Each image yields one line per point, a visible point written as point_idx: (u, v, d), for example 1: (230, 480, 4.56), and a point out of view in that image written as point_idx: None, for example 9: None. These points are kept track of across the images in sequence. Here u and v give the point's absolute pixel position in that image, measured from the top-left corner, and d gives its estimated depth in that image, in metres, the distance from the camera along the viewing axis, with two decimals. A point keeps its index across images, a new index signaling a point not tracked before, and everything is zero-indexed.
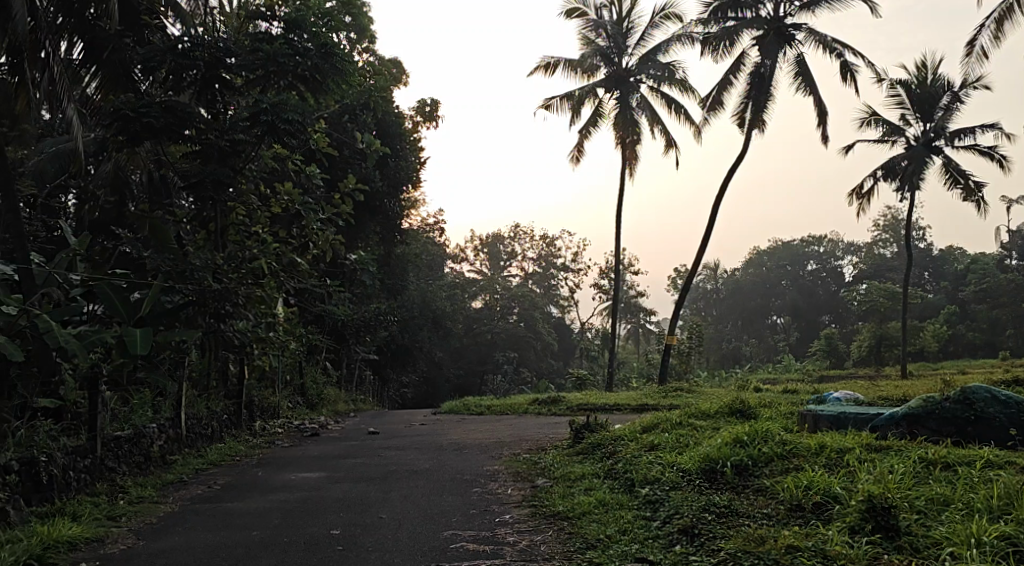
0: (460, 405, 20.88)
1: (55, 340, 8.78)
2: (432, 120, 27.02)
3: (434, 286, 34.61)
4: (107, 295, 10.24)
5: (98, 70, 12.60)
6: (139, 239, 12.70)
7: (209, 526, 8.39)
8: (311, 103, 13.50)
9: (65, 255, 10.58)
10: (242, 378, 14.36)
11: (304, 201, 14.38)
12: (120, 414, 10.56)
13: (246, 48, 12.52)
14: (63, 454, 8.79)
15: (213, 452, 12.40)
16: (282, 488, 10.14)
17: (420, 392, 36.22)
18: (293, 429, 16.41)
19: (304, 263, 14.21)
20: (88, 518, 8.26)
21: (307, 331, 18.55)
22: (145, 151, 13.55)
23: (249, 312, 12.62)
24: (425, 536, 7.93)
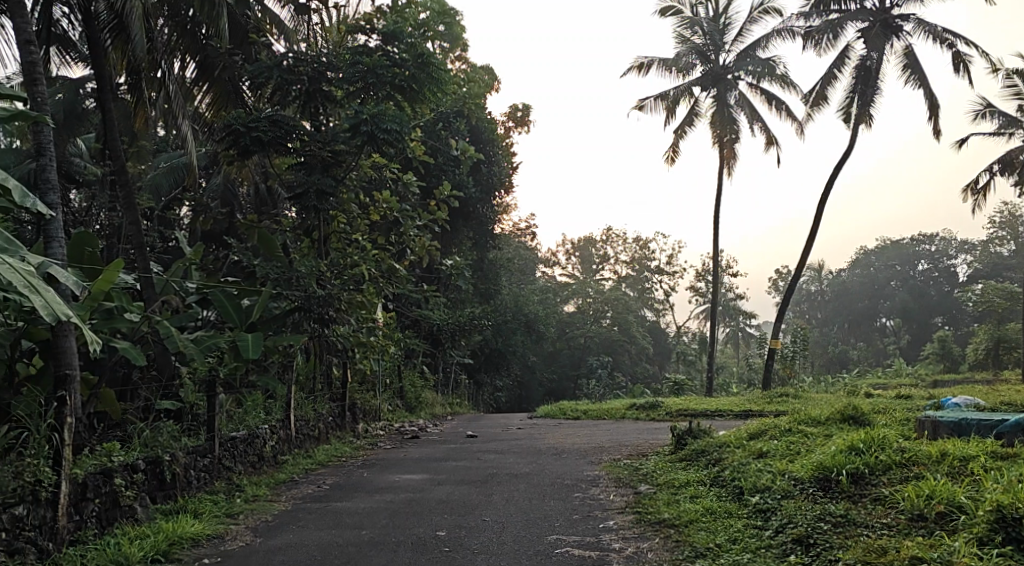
0: (557, 409, 20.88)
1: (176, 345, 9.19)
2: (524, 125, 27.16)
3: (527, 292, 34.75)
4: (221, 301, 10.59)
5: (209, 87, 13.07)
6: (248, 249, 13.11)
7: (321, 525, 8.60)
8: (410, 112, 13.70)
9: (181, 264, 11.01)
10: (346, 381, 14.67)
11: (402, 208, 14.61)
12: (235, 415, 10.92)
13: (346, 61, 12.79)
14: (185, 454, 9.15)
15: (320, 452, 12.71)
16: (388, 489, 10.32)
17: (515, 396, 36.32)
18: (394, 432, 16.67)
19: (404, 269, 14.43)
20: (209, 515, 8.58)
21: (405, 336, 18.82)
22: (252, 163, 14.01)
23: (352, 317, 12.88)
24: (530, 540, 7.98)
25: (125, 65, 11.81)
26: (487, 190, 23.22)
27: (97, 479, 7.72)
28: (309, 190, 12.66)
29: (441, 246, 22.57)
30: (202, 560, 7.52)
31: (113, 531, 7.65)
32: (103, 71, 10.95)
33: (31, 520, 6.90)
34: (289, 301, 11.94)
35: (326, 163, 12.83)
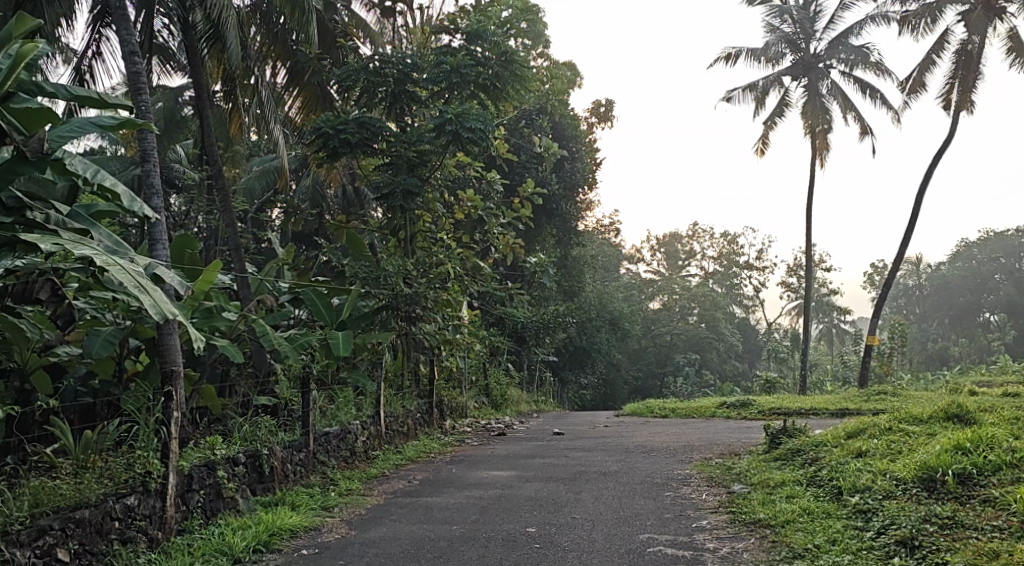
0: (643, 407, 20.72)
1: (271, 343, 9.41)
2: (608, 121, 27.03)
3: (612, 289, 34.61)
4: (313, 300, 10.76)
5: (300, 91, 13.31)
6: (337, 249, 13.33)
7: (414, 519, 8.69)
8: (494, 110, 13.72)
9: (275, 265, 11.26)
10: (433, 378, 14.81)
11: (487, 206, 14.67)
12: (328, 412, 11.11)
13: (431, 62, 12.89)
14: (281, 448, 9.37)
15: (410, 448, 12.86)
16: (477, 485, 10.38)
17: (600, 394, 36.20)
18: (481, 429, 16.75)
19: (489, 267, 14.47)
20: (306, 507, 8.76)
21: (491, 334, 18.91)
22: (340, 164, 14.26)
23: (438, 315, 12.98)
24: (621, 538, 7.93)
25: (220, 72, 12.12)
26: (571, 187, 23.18)
27: (202, 471, 7.96)
28: (395, 190, 12.77)
29: (525, 244, 22.60)
30: (301, 551, 7.65)
31: (217, 522, 7.88)
32: (200, 79, 11.24)
33: (142, 510, 7.09)
34: (377, 300, 12.10)
35: (412, 163, 12.95)
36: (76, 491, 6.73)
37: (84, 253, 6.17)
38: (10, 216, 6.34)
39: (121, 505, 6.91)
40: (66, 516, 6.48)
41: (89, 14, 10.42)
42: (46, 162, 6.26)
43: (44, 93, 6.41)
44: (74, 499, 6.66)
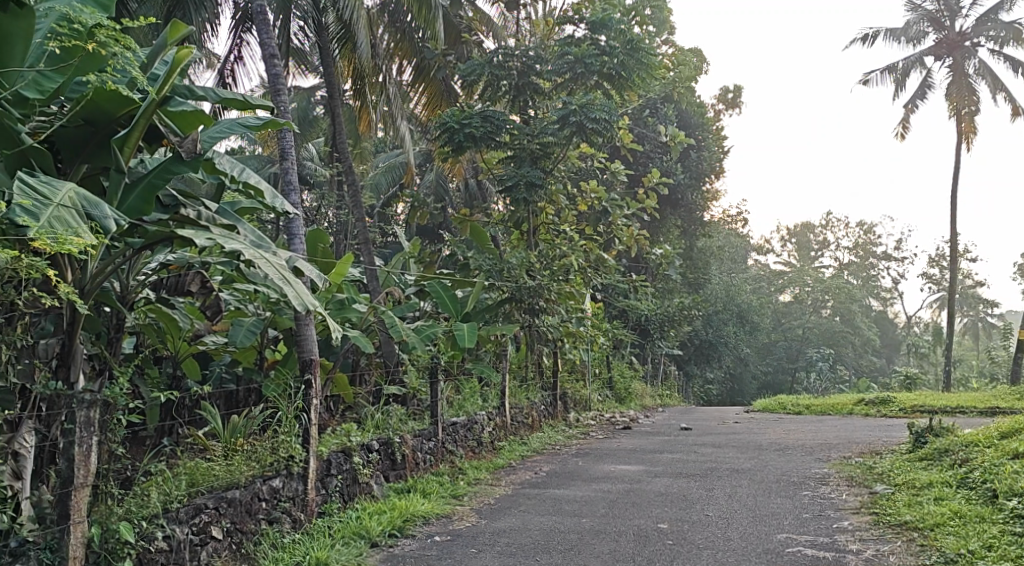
0: (774, 403, 20.13)
1: (401, 334, 9.52)
2: (736, 107, 26.44)
3: (740, 281, 33.87)
4: (438, 292, 10.75)
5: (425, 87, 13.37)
6: (462, 242, 13.40)
7: (542, 510, 8.66)
8: (619, 99, 13.52)
9: (402, 258, 11.41)
10: (557, 370, 14.75)
11: (611, 197, 14.49)
12: (455, 402, 11.19)
13: (555, 53, 12.79)
14: (412, 436, 9.49)
15: (535, 439, 12.83)
16: (606, 479, 10.28)
17: (726, 389, 35.49)
18: (606, 422, 16.61)
19: (613, 259, 14.32)
20: (436, 496, 8.83)
21: (615, 327, 18.70)
22: (465, 157, 14.35)
23: (562, 308, 12.91)
24: (757, 537, 7.70)
25: (349, 70, 12.33)
26: (698, 177, 22.72)
27: (339, 457, 8.13)
28: (518, 182, 12.71)
29: (651, 236, 22.27)
30: (434, 537, 7.70)
31: (354, 506, 8.04)
32: (332, 78, 11.47)
33: (286, 492, 7.27)
34: (501, 291, 12.12)
35: (535, 155, 12.91)
36: (227, 472, 6.90)
37: (234, 248, 6.29)
38: (166, 212, 6.44)
39: (268, 487, 7.09)
40: (218, 495, 6.59)
41: (231, 19, 10.78)
42: (198, 161, 6.22)
43: (195, 97, 6.55)
44: (226, 480, 6.83)
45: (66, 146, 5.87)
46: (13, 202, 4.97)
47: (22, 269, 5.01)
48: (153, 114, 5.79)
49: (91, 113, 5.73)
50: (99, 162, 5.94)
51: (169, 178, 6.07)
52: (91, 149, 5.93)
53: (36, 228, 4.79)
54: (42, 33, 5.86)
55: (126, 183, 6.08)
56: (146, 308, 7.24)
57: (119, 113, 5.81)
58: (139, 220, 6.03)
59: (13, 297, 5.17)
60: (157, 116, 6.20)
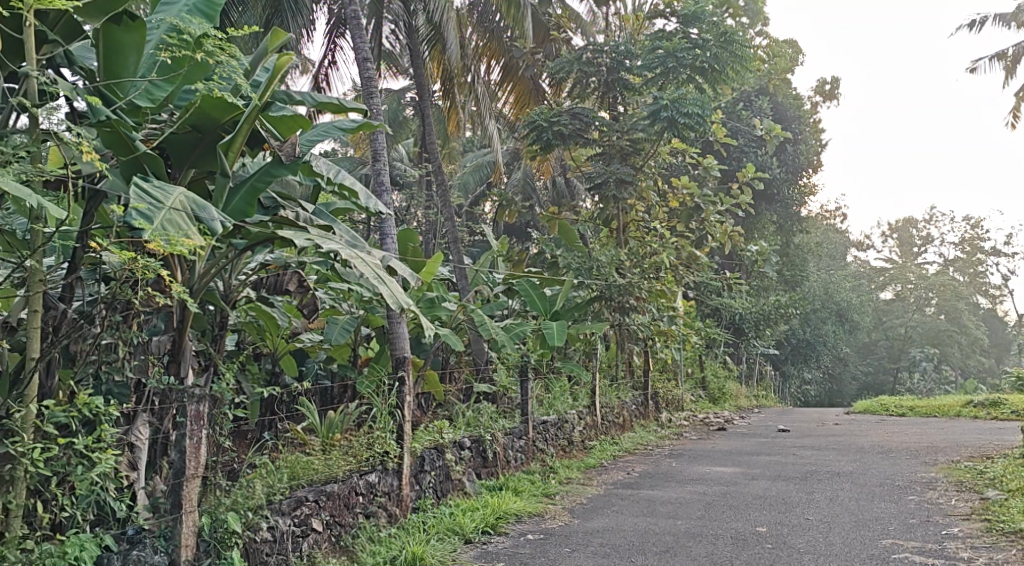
0: (877, 404, 19.58)
1: (490, 333, 9.57)
2: (833, 98, 25.83)
3: (839, 279, 33.03)
4: (527, 291, 10.67)
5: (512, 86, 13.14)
6: (551, 241, 13.39)
7: (636, 511, 8.60)
8: (711, 92, 13.30)
9: (491, 257, 11.46)
10: (648, 370, 14.61)
11: (704, 193, 14.30)
12: (545, 400, 11.20)
13: (645, 47, 12.59)
14: (503, 434, 9.54)
15: (627, 439, 12.74)
16: (701, 480, 10.15)
17: (825, 390, 34.67)
18: (699, 423, 16.40)
19: (706, 256, 14.13)
20: (528, 494, 8.85)
21: (708, 326, 18.44)
22: (554, 155, 14.35)
23: (653, 306, 12.79)
24: (861, 542, 7.51)
25: (439, 71, 12.39)
26: (794, 171, 22.25)
27: (432, 453, 8.24)
28: (608, 180, 12.64)
29: (745, 232, 21.89)
30: (527, 535, 7.71)
31: (448, 502, 8.12)
32: (421, 80, 11.60)
33: (381, 487, 7.39)
34: (590, 290, 12.06)
35: (625, 152, 12.78)
36: (326, 466, 7.06)
37: (332, 247, 6.29)
38: (267, 214, 6.63)
39: (364, 481, 7.21)
40: (318, 489, 6.73)
41: (328, 24, 11.03)
42: (298, 163, 6.37)
43: (294, 102, 6.69)
44: (325, 473, 6.98)
45: (176, 152, 6.07)
46: (129, 206, 5.17)
47: (138, 270, 5.18)
48: (255, 119, 5.94)
49: (198, 120, 5.90)
50: (205, 167, 6.12)
51: (270, 181, 6.24)
52: (198, 154, 6.11)
53: (151, 230, 4.96)
54: (154, 44, 6.09)
55: (230, 186, 6.26)
56: (247, 306, 7.38)
57: (224, 120, 5.96)
58: (243, 222, 6.21)
59: (130, 296, 5.31)
60: (259, 121, 6.37)
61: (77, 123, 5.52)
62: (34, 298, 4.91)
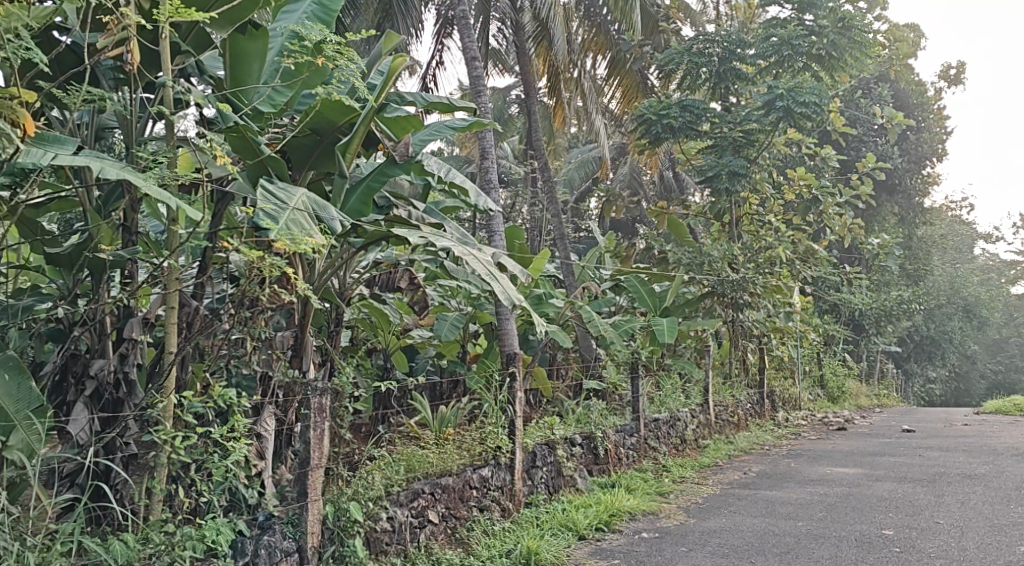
0: (1009, 405, 18.75)
1: (599, 329, 9.57)
2: (959, 84, 24.84)
3: (966, 273, 31.75)
4: (636, 287, 10.63)
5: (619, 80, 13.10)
6: (660, 237, 13.28)
7: (754, 512, 8.49)
8: (828, 80, 12.96)
9: (598, 253, 11.44)
10: (763, 367, 14.33)
11: (821, 185, 13.95)
12: (656, 398, 11.12)
13: (759, 36, 12.37)
14: (615, 432, 9.55)
15: (742, 438, 12.54)
16: (822, 482, 9.93)
17: (951, 389, 33.37)
18: (818, 423, 16.02)
19: (824, 250, 13.80)
20: (641, 492, 8.84)
21: (826, 323, 17.98)
22: (663, 149, 14.22)
23: (768, 303, 12.57)
24: (997, 548, 7.25)
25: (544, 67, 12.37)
26: (917, 161, 21.48)
27: (544, 449, 8.31)
28: (720, 172, 12.36)
29: (865, 225, 21.23)
30: (642, 533, 7.71)
31: (561, 498, 8.18)
32: (528, 77, 11.67)
33: (494, 481, 7.49)
34: (701, 286, 11.92)
35: (739, 143, 12.44)
36: (441, 460, 7.15)
37: (446, 245, 6.37)
38: (382, 213, 6.81)
39: (477, 475, 7.32)
40: (434, 481, 6.87)
41: (436, 25, 11.24)
42: (411, 163, 6.52)
43: (406, 103, 6.86)
44: (441, 467, 7.09)
45: (296, 155, 6.31)
46: (256, 207, 5.39)
47: (265, 268, 5.40)
48: (371, 120, 6.11)
49: (318, 123, 6.12)
50: (324, 168, 6.34)
51: (385, 180, 6.41)
52: (318, 155, 6.34)
53: (277, 230, 5.15)
54: (276, 51, 6.35)
55: (348, 186, 6.45)
56: (360, 304, 7.56)
57: (342, 122, 6.16)
58: (359, 220, 6.39)
59: (257, 295, 5.55)
60: (374, 122, 6.55)
61: (206, 129, 5.77)
62: (171, 296, 5.22)
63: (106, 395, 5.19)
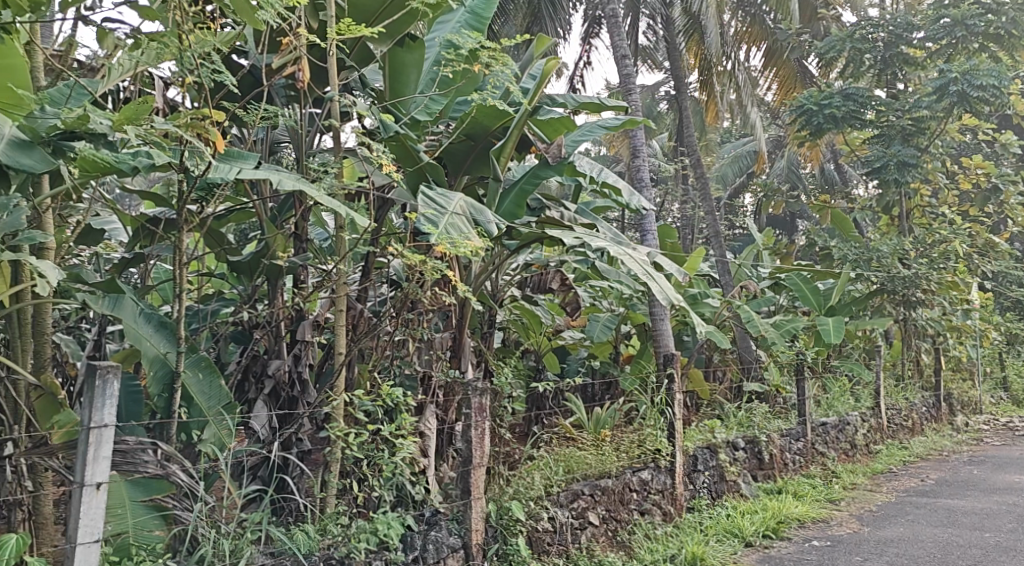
0: None
1: (760, 330, 9.36)
2: None
3: None
4: (798, 285, 10.33)
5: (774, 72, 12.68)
6: (822, 233, 12.87)
7: (935, 521, 8.12)
8: (1007, 61, 12.25)
9: (756, 251, 11.18)
10: (939, 369, 13.63)
11: (1000, 174, 13.19)
12: (823, 401, 10.79)
13: (929, 17, 11.80)
14: (780, 436, 9.32)
15: (918, 444, 11.97)
16: (1010, 491, 9.38)
17: None
18: (1002, 428, 15.10)
19: (1005, 243, 13.03)
20: (810, 499, 8.60)
21: (1008, 321, 16.96)
22: (823, 141, 13.77)
23: (942, 300, 11.98)
24: None
25: (695, 56, 11.99)
26: None
27: (705, 453, 8.21)
28: (888, 163, 11.81)
29: None
30: (812, 542, 7.51)
31: (725, 503, 8.06)
32: (679, 73, 11.55)
33: (655, 485, 7.45)
34: (870, 282, 11.47)
35: (907, 132, 11.93)
36: (599, 462, 7.12)
37: (601, 245, 6.38)
38: (535, 215, 6.91)
39: (638, 478, 7.31)
40: (593, 483, 6.88)
41: (585, 24, 11.26)
42: (563, 164, 6.56)
43: (557, 105, 6.92)
44: (599, 468, 7.06)
45: (452, 162, 6.47)
46: (417, 213, 5.56)
47: (427, 272, 5.55)
48: (525, 123, 6.20)
49: (473, 129, 6.25)
50: (479, 173, 6.48)
51: (537, 182, 6.47)
52: (472, 161, 6.48)
53: (437, 234, 5.30)
54: (431, 61, 6.53)
55: (502, 190, 6.55)
56: (512, 306, 7.67)
57: (495, 127, 6.27)
58: (513, 223, 6.48)
59: (419, 296, 5.74)
60: (527, 126, 6.63)
61: (368, 139, 5.99)
62: (340, 300, 5.46)
63: (283, 394, 5.49)
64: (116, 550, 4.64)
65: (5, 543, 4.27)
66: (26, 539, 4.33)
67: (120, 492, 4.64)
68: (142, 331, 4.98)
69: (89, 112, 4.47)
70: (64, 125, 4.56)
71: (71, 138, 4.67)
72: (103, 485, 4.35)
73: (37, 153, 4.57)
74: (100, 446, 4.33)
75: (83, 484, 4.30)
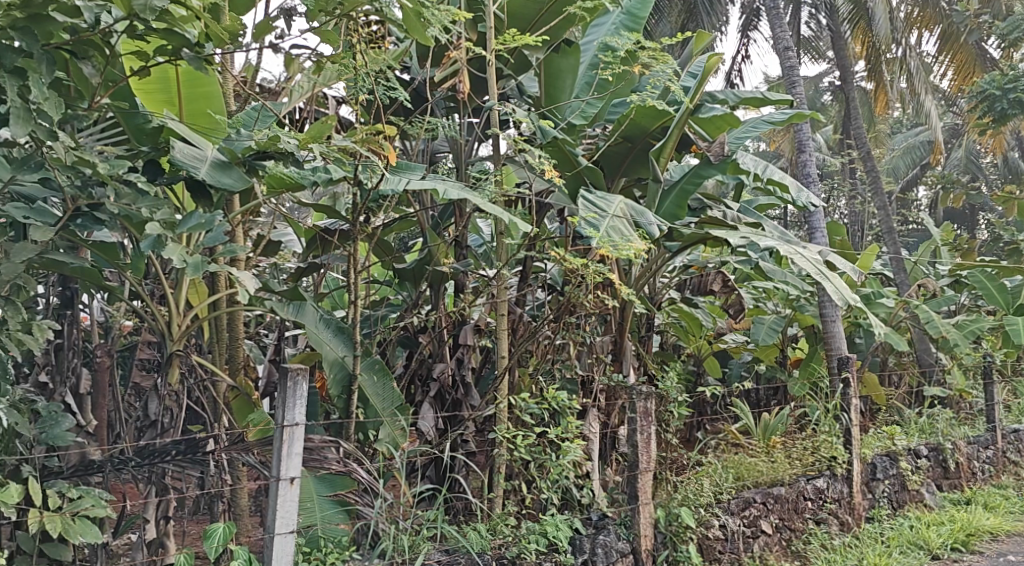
0: None
1: (943, 331, 8.83)
2: None
3: None
4: (983, 283, 9.69)
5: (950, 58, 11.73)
6: (1008, 225, 12.03)
7: None
8: None
9: (934, 247, 10.57)
10: None
11: None
12: (1013, 406, 10.08)
13: None
14: (967, 443, 8.78)
15: None
16: None
17: None
18: None
19: None
20: (1004, 511, 8.04)
21: None
22: (1008, 128, 12.88)
23: None
24: None
25: (862, 43, 11.52)
26: None
27: (885, 461, 7.81)
28: None
29: None
30: (1008, 557, 7.02)
31: (907, 514, 7.65)
32: (844, 64, 11.07)
33: (831, 493, 7.13)
34: None
35: None
36: (771, 469, 6.91)
37: (769, 244, 6.14)
38: (696, 215, 6.75)
39: (813, 486, 7.01)
40: (765, 491, 6.66)
41: (743, 17, 10.97)
42: (726, 162, 6.36)
43: (717, 102, 6.75)
44: (771, 476, 6.84)
45: (609, 164, 6.42)
46: (578, 216, 5.52)
47: (590, 275, 5.49)
48: (686, 122, 6.06)
49: (632, 131, 6.18)
50: (637, 174, 6.40)
51: (700, 181, 6.26)
52: (630, 162, 6.41)
53: (600, 238, 5.24)
54: (588, 64, 6.48)
55: (662, 190, 6.42)
56: (670, 308, 7.53)
57: (654, 127, 6.16)
58: (674, 224, 6.33)
59: (582, 299, 5.69)
60: (688, 124, 6.48)
61: (527, 144, 6.01)
62: (502, 304, 5.49)
63: (447, 396, 5.57)
64: (308, 542, 4.81)
65: (211, 533, 4.48)
66: (231, 529, 4.54)
67: (309, 486, 4.83)
68: (323, 336, 5.13)
69: (280, 133, 4.58)
70: (257, 145, 4.67)
71: (263, 157, 4.78)
72: (297, 479, 4.51)
73: (236, 172, 4.71)
74: (292, 442, 4.48)
75: (279, 477, 4.46)
